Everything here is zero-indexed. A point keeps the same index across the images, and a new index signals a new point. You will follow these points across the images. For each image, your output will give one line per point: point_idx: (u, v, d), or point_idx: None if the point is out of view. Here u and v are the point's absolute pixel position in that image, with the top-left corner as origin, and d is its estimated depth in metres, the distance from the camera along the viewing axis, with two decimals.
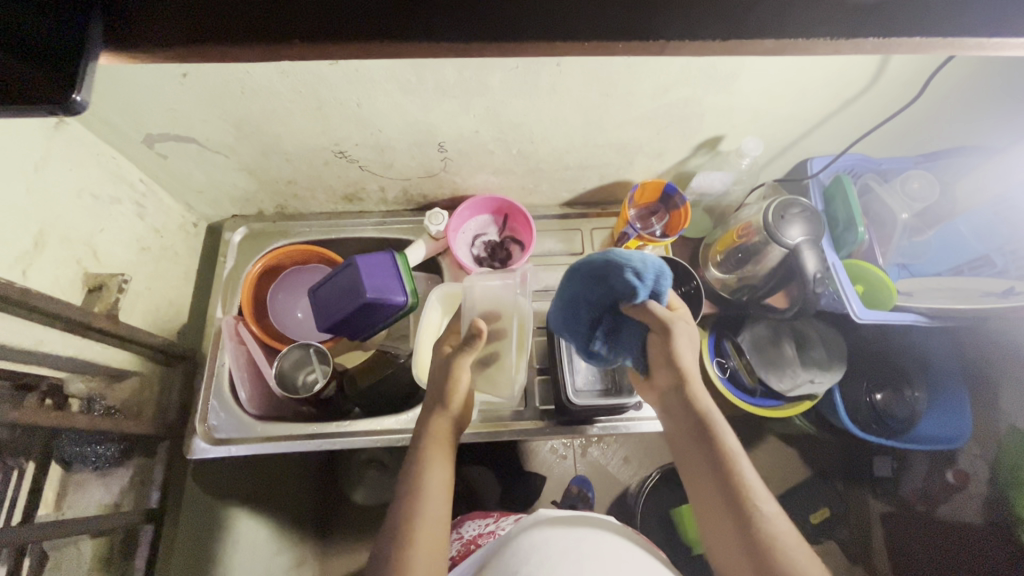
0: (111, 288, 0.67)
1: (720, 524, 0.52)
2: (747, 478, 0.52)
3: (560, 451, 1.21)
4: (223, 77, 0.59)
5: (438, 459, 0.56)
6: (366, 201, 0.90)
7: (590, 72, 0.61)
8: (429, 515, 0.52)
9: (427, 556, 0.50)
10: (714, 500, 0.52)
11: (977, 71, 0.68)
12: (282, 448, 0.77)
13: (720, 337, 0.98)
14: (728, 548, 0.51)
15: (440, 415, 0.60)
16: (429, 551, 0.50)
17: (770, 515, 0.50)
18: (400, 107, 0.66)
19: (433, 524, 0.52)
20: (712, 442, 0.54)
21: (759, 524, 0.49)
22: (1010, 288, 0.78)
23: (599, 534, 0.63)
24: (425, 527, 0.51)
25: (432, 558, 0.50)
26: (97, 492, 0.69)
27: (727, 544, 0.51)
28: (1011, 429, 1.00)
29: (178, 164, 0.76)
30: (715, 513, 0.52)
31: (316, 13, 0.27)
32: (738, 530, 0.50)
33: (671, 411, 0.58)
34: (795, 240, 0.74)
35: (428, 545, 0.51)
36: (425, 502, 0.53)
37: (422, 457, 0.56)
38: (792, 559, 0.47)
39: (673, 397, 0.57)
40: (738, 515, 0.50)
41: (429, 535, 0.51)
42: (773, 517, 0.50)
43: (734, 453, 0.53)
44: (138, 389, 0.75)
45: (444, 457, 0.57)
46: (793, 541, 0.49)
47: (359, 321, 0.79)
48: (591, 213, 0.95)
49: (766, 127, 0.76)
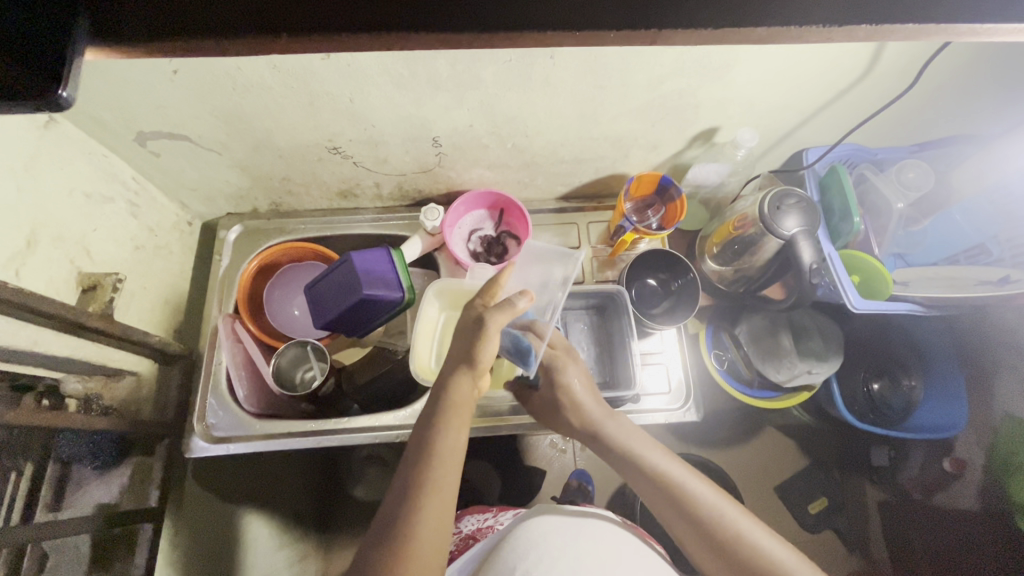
0: (104, 287, 0.67)
1: (676, 525, 0.59)
2: (679, 477, 0.60)
3: (559, 445, 1.21)
4: (213, 72, 0.59)
5: (455, 420, 0.56)
6: (361, 196, 0.89)
7: (585, 63, 0.61)
8: (439, 480, 0.52)
9: (433, 529, 0.49)
10: (661, 503, 0.60)
11: (972, 59, 0.68)
12: (285, 445, 0.78)
13: (718, 329, 1.02)
14: (689, 540, 0.58)
15: (465, 373, 0.59)
16: (439, 519, 0.50)
17: (709, 500, 0.58)
18: (392, 101, 0.66)
19: (444, 488, 0.52)
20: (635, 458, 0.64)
21: (700, 512, 0.57)
22: (1005, 276, 0.79)
23: (603, 533, 0.62)
24: (435, 494, 0.51)
25: (436, 529, 0.50)
26: (95, 492, 0.69)
27: (689, 539, 0.58)
28: (1008, 417, 1.04)
29: (170, 161, 0.75)
30: (670, 518, 0.59)
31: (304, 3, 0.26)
32: (687, 520, 0.58)
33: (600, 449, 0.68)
34: (790, 231, 0.73)
35: (437, 515, 0.50)
36: (439, 468, 0.52)
37: (439, 418, 0.56)
38: (736, 526, 0.55)
39: (595, 442, 0.69)
40: (682, 510, 0.58)
41: (438, 503, 0.51)
42: (712, 500, 0.58)
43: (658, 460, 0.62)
44: (136, 387, 0.74)
45: (461, 419, 0.56)
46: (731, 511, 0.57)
47: (356, 317, 0.79)
48: (586, 206, 0.95)
49: (760, 118, 0.76)
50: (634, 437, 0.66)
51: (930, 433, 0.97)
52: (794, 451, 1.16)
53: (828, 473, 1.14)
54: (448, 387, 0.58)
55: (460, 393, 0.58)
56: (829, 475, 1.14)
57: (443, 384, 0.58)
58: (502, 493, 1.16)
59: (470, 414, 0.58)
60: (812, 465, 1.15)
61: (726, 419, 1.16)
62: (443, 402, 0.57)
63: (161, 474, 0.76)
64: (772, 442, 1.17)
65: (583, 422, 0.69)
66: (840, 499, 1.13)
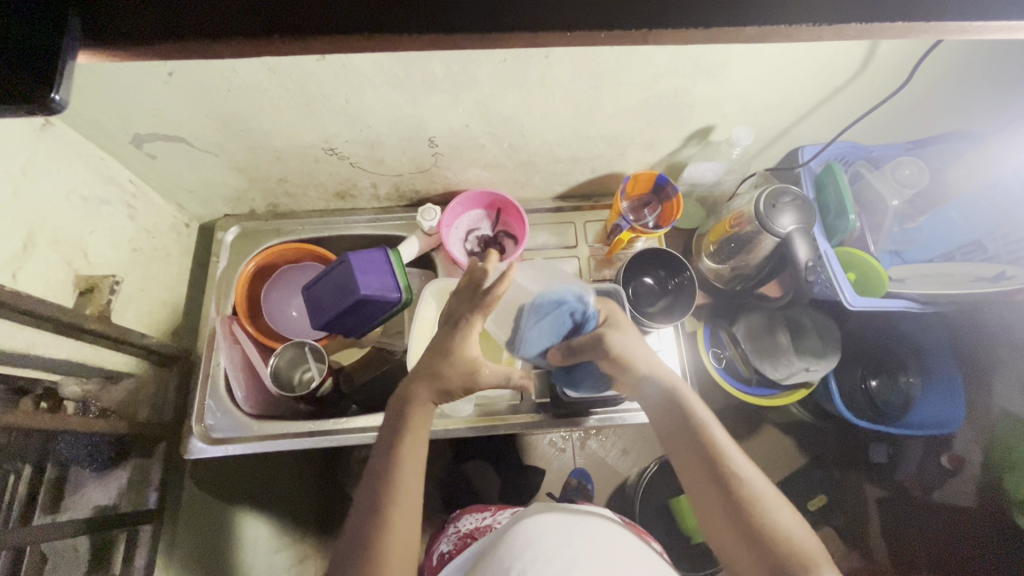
0: (102, 290, 0.67)
1: (708, 498, 0.55)
2: (726, 451, 0.55)
3: (559, 444, 1.22)
4: (209, 74, 0.59)
5: (414, 435, 0.57)
6: (358, 197, 0.90)
7: (580, 63, 0.61)
8: (405, 490, 0.53)
9: (403, 540, 0.51)
10: (696, 468, 0.56)
11: (966, 56, 0.68)
12: (282, 445, 0.78)
13: (715, 326, 1.03)
14: (713, 515, 0.54)
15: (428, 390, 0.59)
16: (408, 528, 0.52)
17: (751, 483, 0.53)
18: (388, 102, 0.66)
19: (410, 498, 0.53)
20: (680, 414, 0.59)
21: (737, 487, 0.53)
22: (1000, 272, 0.80)
23: (599, 532, 0.62)
24: (403, 504, 0.52)
25: (405, 537, 0.51)
26: (93, 494, 0.70)
27: (716, 517, 0.54)
28: (1004, 413, 1.06)
29: (168, 164, 0.75)
30: (700, 487, 0.56)
31: (295, 4, 0.27)
32: (720, 493, 0.54)
33: (643, 395, 0.63)
34: (786, 229, 0.73)
35: (405, 525, 0.52)
36: (405, 480, 0.53)
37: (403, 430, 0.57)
38: (773, 517, 0.51)
39: (639, 387, 0.63)
40: (722, 486, 0.54)
41: (406, 513, 0.52)
42: (755, 485, 0.53)
43: (709, 427, 0.58)
44: (133, 390, 0.74)
45: (419, 435, 0.57)
46: (772, 496, 0.53)
47: (353, 317, 0.79)
48: (584, 206, 0.95)
49: (755, 116, 0.76)
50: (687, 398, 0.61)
51: (929, 429, 0.97)
52: (792, 449, 1.17)
53: (826, 471, 1.15)
54: (410, 399, 0.58)
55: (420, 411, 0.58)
56: (828, 472, 1.15)
57: (406, 400, 0.59)
58: (502, 493, 1.17)
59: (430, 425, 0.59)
60: (810, 461, 1.16)
61: (724, 417, 1.17)
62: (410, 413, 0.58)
63: (158, 476, 0.76)
64: (771, 439, 1.17)
65: (628, 365, 0.63)
66: (839, 496, 1.13)
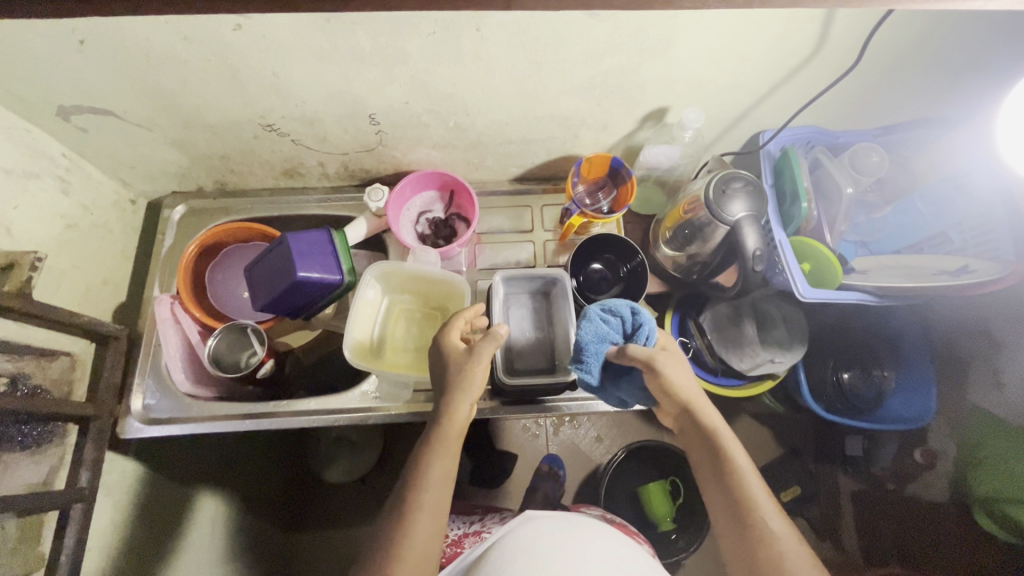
0: (23, 266, 0.62)
1: (729, 538, 0.54)
2: (752, 488, 0.54)
3: (532, 430, 1.21)
4: (122, 42, 0.56)
5: (444, 448, 0.57)
6: (307, 176, 0.87)
7: (513, 37, 0.58)
8: (431, 499, 0.54)
9: (424, 540, 0.52)
10: (723, 511, 0.55)
11: (919, 37, 0.64)
12: (217, 428, 0.77)
13: (685, 315, 0.97)
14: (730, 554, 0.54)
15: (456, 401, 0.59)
16: (425, 541, 0.52)
17: (772, 528, 0.52)
18: (319, 76, 0.63)
19: (434, 501, 0.54)
20: (719, 457, 0.57)
21: (762, 538, 0.52)
22: (964, 266, 0.76)
23: (587, 534, 0.66)
24: (424, 514, 0.53)
25: (423, 555, 0.51)
26: (24, 472, 0.65)
27: (726, 534, 0.55)
28: (975, 409, 1.02)
29: (101, 138, 0.73)
30: (723, 526, 0.55)
31: None
32: (742, 538, 0.53)
33: (681, 428, 0.61)
34: (735, 216, 0.71)
35: (425, 533, 0.52)
36: (428, 492, 0.54)
37: (430, 445, 0.57)
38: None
39: (683, 418, 0.61)
40: (735, 509, 0.54)
41: (430, 511, 0.53)
42: (778, 532, 0.52)
43: (749, 480, 0.55)
44: (68, 368, 0.72)
45: (452, 444, 0.57)
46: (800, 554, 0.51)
47: (286, 300, 0.77)
48: (541, 188, 0.92)
49: (710, 97, 0.72)
50: (726, 429, 0.58)
51: (897, 422, 0.96)
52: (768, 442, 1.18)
53: (801, 463, 1.16)
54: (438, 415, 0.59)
55: (448, 417, 0.58)
56: (803, 464, 1.16)
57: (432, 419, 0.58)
58: (474, 476, 1.17)
59: (462, 438, 0.59)
60: (790, 454, 1.17)
61: None
62: (440, 428, 0.57)
63: (93, 455, 0.72)
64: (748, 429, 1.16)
65: (677, 395, 0.59)
66: (812, 488, 1.14)
